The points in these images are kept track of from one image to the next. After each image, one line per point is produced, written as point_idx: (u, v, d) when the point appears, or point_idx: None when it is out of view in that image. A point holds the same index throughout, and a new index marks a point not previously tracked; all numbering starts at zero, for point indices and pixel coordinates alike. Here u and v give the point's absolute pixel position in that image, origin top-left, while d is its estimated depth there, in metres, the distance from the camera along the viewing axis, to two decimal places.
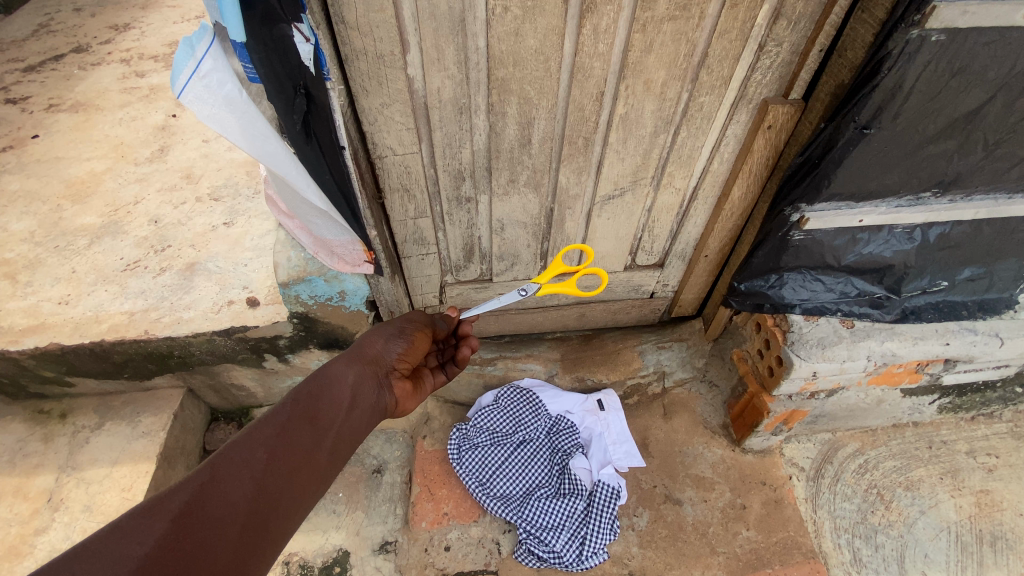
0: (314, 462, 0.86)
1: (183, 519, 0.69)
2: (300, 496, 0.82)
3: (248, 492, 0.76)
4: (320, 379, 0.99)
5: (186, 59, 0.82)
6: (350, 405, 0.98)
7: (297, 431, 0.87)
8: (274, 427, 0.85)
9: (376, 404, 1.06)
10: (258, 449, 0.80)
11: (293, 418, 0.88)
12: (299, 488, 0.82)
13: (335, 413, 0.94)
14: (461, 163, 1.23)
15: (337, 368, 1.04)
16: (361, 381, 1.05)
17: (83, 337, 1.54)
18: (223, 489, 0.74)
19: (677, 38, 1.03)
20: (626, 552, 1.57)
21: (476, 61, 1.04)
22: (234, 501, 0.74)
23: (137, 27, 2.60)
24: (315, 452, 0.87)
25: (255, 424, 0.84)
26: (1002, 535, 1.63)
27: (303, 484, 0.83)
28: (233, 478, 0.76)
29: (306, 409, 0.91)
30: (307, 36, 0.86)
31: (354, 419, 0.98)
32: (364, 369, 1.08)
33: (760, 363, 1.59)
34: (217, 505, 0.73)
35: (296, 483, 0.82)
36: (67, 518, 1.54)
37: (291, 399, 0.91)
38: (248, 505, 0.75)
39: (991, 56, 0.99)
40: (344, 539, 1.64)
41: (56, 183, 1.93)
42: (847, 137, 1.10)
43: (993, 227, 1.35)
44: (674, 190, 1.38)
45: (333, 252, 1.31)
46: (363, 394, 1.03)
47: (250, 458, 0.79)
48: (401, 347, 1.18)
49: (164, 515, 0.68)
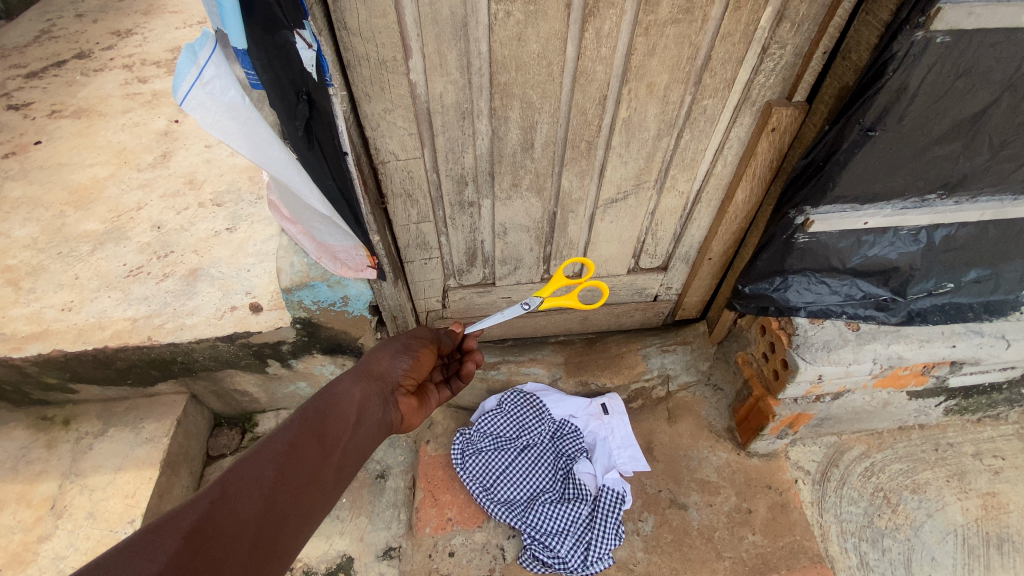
0: (322, 480, 0.86)
1: (195, 536, 0.69)
2: (308, 514, 0.82)
3: (257, 510, 0.76)
4: (328, 397, 0.98)
5: (188, 65, 0.81)
6: (357, 422, 0.98)
7: (305, 449, 0.87)
8: (281, 445, 0.85)
9: (382, 420, 1.05)
10: (267, 466, 0.81)
11: (300, 436, 0.88)
12: (306, 505, 0.82)
13: (342, 430, 0.94)
14: (463, 168, 1.23)
15: (344, 384, 1.04)
16: (368, 398, 1.05)
17: (86, 344, 1.54)
18: (234, 507, 0.74)
19: (680, 41, 1.03)
20: (631, 557, 1.56)
21: (478, 65, 1.04)
22: (244, 519, 0.74)
23: (138, 32, 2.61)
24: (323, 469, 0.87)
25: (264, 442, 0.84)
26: (1009, 538, 1.61)
27: (311, 502, 0.83)
28: (243, 496, 0.76)
29: (313, 426, 0.91)
30: (309, 42, 0.85)
31: (361, 436, 0.97)
32: (369, 386, 1.08)
33: (764, 367, 1.58)
34: (228, 523, 0.73)
35: (304, 500, 0.82)
36: (70, 525, 1.54)
37: (298, 417, 0.91)
38: (257, 522, 0.75)
39: (997, 58, 0.99)
40: (347, 544, 1.63)
41: (59, 190, 1.94)
42: (853, 139, 1.10)
43: (999, 229, 1.34)
44: (678, 193, 1.38)
45: (335, 257, 1.30)
46: (369, 410, 1.03)
47: (259, 475, 0.79)
48: (406, 364, 1.18)
49: (176, 532, 0.68)
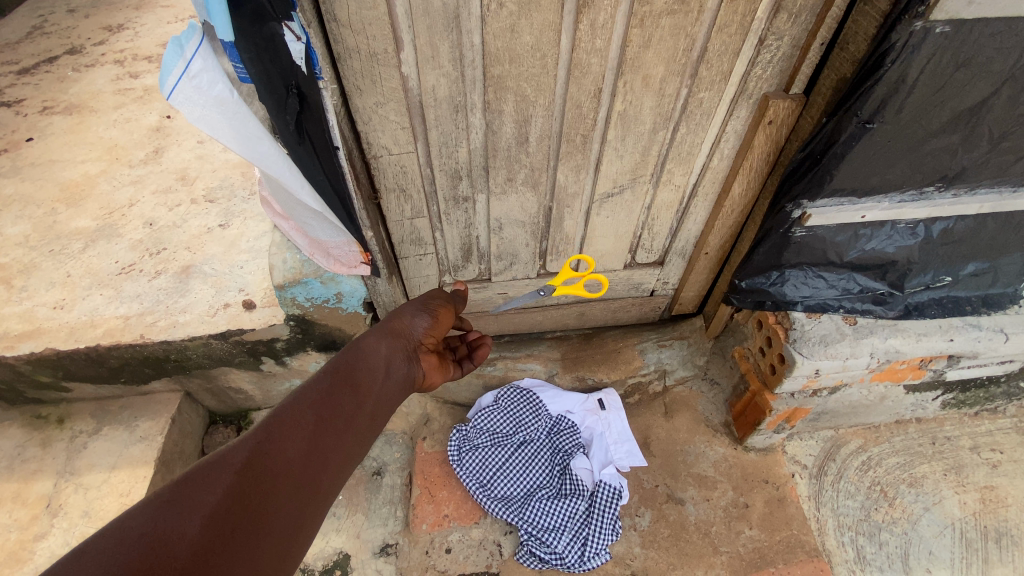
0: (358, 428, 0.85)
1: (246, 473, 0.69)
2: (348, 459, 0.82)
3: (302, 452, 0.75)
4: (357, 351, 0.98)
5: (175, 59, 0.80)
6: (386, 375, 0.97)
7: (340, 397, 0.86)
8: (318, 392, 0.84)
9: (409, 375, 1.04)
10: (308, 411, 0.80)
11: (334, 386, 0.87)
12: (346, 450, 0.82)
13: (373, 382, 0.93)
14: (457, 162, 1.22)
15: (372, 339, 1.03)
16: (396, 354, 1.03)
17: (78, 342, 1.52)
18: (279, 447, 0.74)
19: (676, 32, 1.02)
20: (629, 553, 1.55)
21: (471, 58, 1.02)
22: (289, 459, 0.74)
23: (130, 27, 2.58)
24: (359, 417, 0.86)
25: (300, 390, 0.84)
26: (1007, 532, 1.61)
27: (350, 447, 0.82)
28: (287, 437, 0.76)
29: (345, 377, 0.90)
30: (298, 34, 0.83)
31: (389, 390, 0.97)
32: (396, 341, 1.06)
33: (761, 361, 1.58)
34: (275, 463, 0.72)
35: (343, 444, 0.81)
36: (65, 524, 1.53)
37: (331, 368, 0.91)
38: (303, 463, 0.75)
39: (996, 48, 0.98)
40: (344, 541, 1.63)
41: (50, 186, 1.92)
42: (850, 131, 1.09)
43: (997, 222, 1.33)
44: (674, 187, 1.37)
45: (328, 253, 1.29)
46: (397, 365, 1.02)
47: (300, 420, 0.79)
48: (426, 324, 1.13)
49: (227, 469, 0.68)
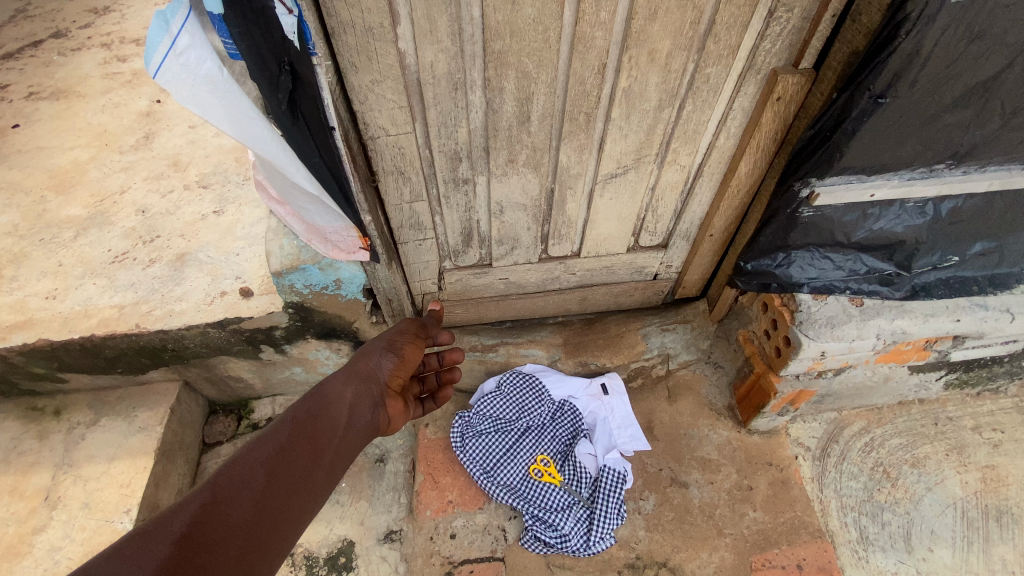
0: (313, 483, 0.84)
1: (185, 543, 0.67)
2: (299, 517, 0.80)
3: (248, 514, 0.74)
4: (319, 398, 0.99)
5: (160, 34, 0.76)
6: (347, 424, 0.97)
7: (296, 450, 0.86)
8: (272, 448, 0.84)
9: (372, 421, 1.05)
10: (257, 469, 0.79)
11: (291, 438, 0.87)
12: (297, 509, 0.80)
13: (333, 432, 0.93)
14: (458, 143, 1.18)
15: (335, 386, 1.04)
16: (359, 399, 1.05)
17: (72, 332, 1.50)
18: (225, 512, 0.73)
19: (683, 4, 0.98)
20: (633, 536, 1.54)
21: (471, 32, 0.98)
22: (234, 524, 0.72)
23: (116, 9, 2.50)
24: (314, 473, 0.85)
25: (253, 445, 0.83)
26: (1008, 510, 1.60)
27: (302, 504, 0.81)
28: (233, 500, 0.74)
29: (305, 428, 0.90)
30: (290, 7, 0.79)
31: (352, 438, 0.97)
32: (360, 387, 1.08)
33: (767, 344, 1.56)
34: (218, 527, 0.71)
35: (294, 503, 0.80)
36: (65, 516, 1.51)
37: (290, 419, 0.91)
38: (248, 526, 0.73)
39: (1013, 20, 0.94)
40: (348, 528, 1.62)
41: (39, 174, 1.88)
42: (862, 106, 1.06)
43: (1006, 199, 1.29)
44: (679, 167, 1.33)
45: (327, 239, 1.25)
46: (360, 412, 1.03)
47: (249, 479, 0.78)
48: (391, 363, 1.18)
49: (165, 538, 0.66)
